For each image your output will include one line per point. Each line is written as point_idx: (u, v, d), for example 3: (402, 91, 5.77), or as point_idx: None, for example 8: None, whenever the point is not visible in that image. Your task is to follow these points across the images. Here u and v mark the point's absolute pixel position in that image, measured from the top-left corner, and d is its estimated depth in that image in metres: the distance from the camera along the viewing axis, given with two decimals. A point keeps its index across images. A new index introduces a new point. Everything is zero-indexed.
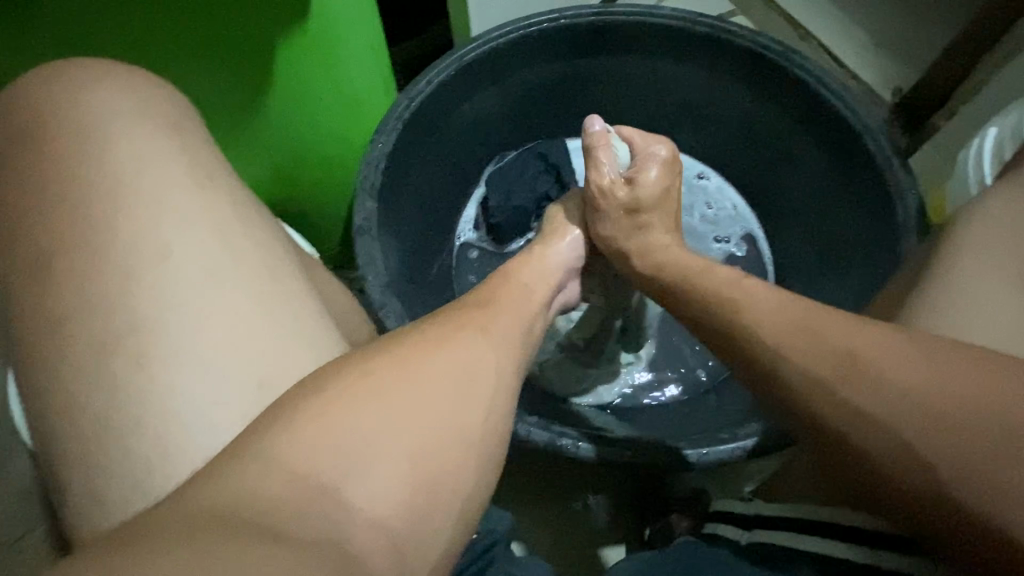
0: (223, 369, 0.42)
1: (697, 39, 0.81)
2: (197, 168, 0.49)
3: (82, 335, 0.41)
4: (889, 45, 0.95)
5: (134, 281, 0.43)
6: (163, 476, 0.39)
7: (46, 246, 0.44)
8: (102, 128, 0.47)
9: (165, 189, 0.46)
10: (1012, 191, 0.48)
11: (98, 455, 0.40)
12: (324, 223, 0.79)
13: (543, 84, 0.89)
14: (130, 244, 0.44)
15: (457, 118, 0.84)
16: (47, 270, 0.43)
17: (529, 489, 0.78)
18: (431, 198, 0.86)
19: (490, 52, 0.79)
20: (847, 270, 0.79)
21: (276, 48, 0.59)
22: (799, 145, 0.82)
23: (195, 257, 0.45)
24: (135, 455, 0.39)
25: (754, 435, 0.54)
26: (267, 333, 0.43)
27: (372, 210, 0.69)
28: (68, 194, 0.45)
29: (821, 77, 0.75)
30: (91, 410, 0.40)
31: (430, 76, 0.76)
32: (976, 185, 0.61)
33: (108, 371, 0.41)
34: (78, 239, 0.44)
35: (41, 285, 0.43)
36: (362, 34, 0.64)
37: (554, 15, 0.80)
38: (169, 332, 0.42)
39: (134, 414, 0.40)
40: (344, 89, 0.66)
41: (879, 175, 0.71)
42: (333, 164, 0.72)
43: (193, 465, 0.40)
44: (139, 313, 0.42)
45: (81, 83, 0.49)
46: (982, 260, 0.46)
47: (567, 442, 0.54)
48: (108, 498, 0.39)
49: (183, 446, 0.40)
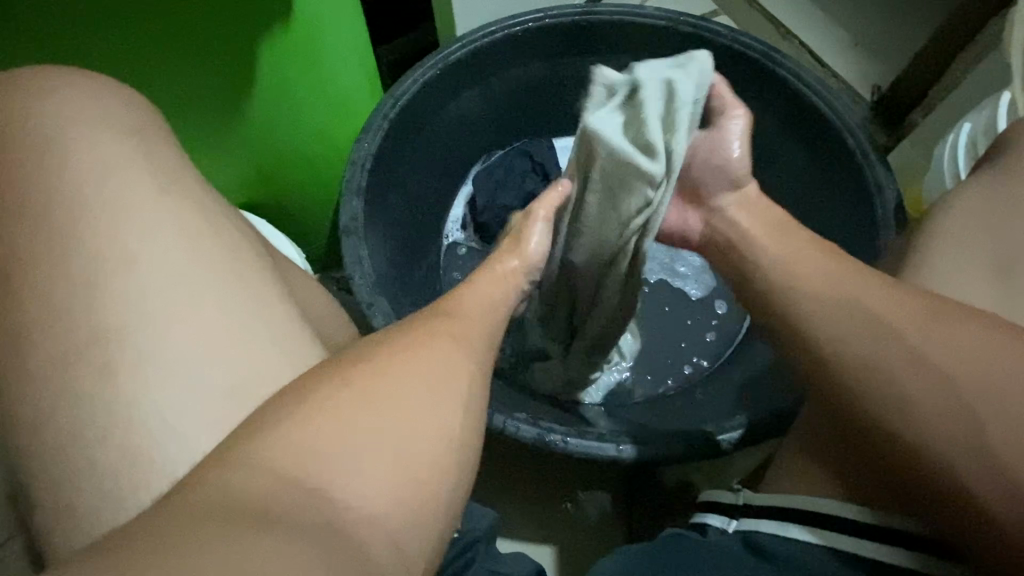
0: (189, 378, 0.41)
1: (678, 39, 0.82)
2: (162, 173, 0.48)
3: (41, 349, 0.40)
4: (868, 44, 0.97)
5: (97, 291, 0.42)
6: (130, 488, 0.38)
7: (17, 250, 0.43)
8: (78, 131, 0.47)
9: (143, 192, 0.46)
10: (988, 182, 0.49)
11: (61, 470, 0.38)
12: (309, 224, 0.78)
13: (529, 83, 0.89)
14: (93, 254, 0.43)
15: (444, 117, 0.84)
16: (11, 279, 0.42)
17: (519, 488, 0.78)
18: (419, 198, 0.86)
19: (476, 50, 0.80)
20: None
21: (258, 48, 0.59)
22: (780, 142, 0.83)
23: (170, 260, 0.44)
24: (101, 467, 0.38)
25: (740, 427, 0.55)
26: (235, 340, 0.43)
27: (358, 210, 0.69)
28: (43, 197, 0.44)
29: (800, 75, 0.77)
30: (53, 423, 0.39)
31: (416, 75, 0.77)
32: (951, 179, 0.62)
33: (71, 384, 0.40)
34: (45, 246, 0.43)
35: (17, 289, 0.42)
36: (346, 34, 0.64)
37: (539, 15, 0.81)
38: (132, 343, 0.41)
39: (96, 428, 0.39)
40: (328, 88, 0.66)
41: (859, 171, 0.73)
42: (316, 165, 0.72)
43: (163, 474, 0.39)
44: (115, 320, 0.42)
45: (47, 88, 0.48)
46: (961, 249, 0.47)
47: (556, 438, 0.54)
48: (81, 511, 0.38)
49: (149, 458, 0.39)
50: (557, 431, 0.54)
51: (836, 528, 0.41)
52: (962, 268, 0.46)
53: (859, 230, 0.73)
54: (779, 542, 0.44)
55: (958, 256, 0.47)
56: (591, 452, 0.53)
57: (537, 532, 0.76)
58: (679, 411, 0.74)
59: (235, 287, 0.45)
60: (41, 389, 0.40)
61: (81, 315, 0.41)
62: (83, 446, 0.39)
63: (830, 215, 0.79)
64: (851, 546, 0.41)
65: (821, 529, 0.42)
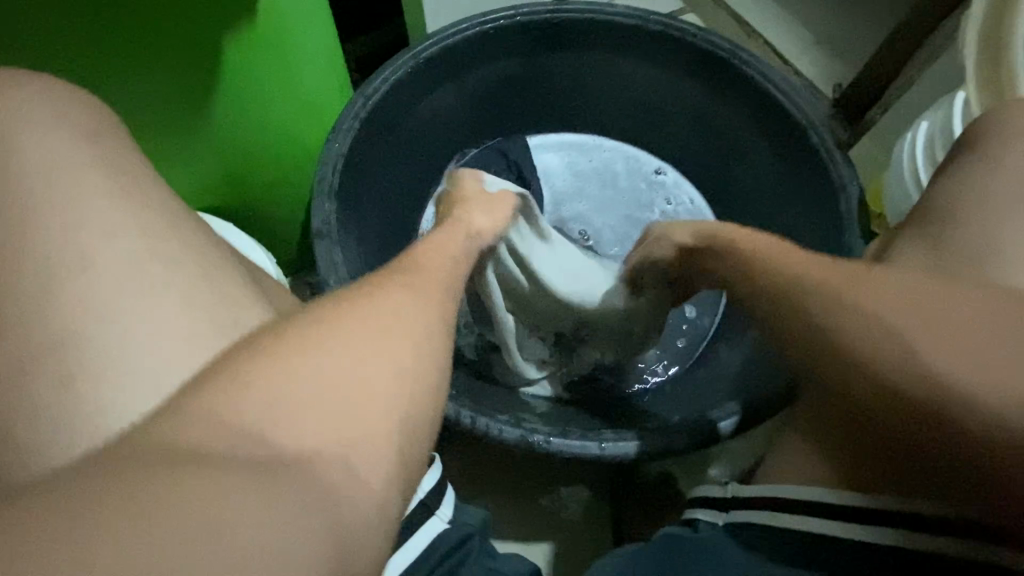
0: (161, 383, 0.40)
1: (648, 37, 0.83)
2: (129, 177, 0.46)
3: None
4: (828, 42, 1.00)
5: (56, 299, 0.40)
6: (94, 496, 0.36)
7: None
8: (27, 133, 0.44)
9: (100, 197, 0.44)
10: (950, 176, 0.51)
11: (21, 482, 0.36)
12: (279, 228, 0.77)
13: (500, 81, 0.88)
14: (51, 260, 0.41)
15: (415, 116, 0.83)
16: None
17: (502, 484, 0.78)
18: (391, 198, 0.85)
19: (446, 48, 0.79)
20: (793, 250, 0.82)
21: (223, 47, 0.56)
22: (748, 141, 0.85)
23: (133, 270, 0.42)
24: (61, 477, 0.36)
25: (732, 416, 0.56)
26: (211, 347, 0.42)
27: (330, 213, 0.67)
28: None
29: (765, 74, 0.78)
30: (12, 435, 0.37)
31: (386, 74, 0.75)
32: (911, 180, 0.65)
33: (31, 395, 0.38)
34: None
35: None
36: (314, 31, 0.62)
37: (509, 12, 0.80)
38: (99, 350, 0.39)
39: (60, 437, 0.37)
40: (296, 89, 0.64)
41: (824, 168, 0.75)
42: (285, 168, 0.70)
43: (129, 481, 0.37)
44: (72, 328, 0.39)
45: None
46: (924, 243, 0.48)
47: (539, 438, 0.54)
48: None
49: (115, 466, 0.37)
50: (540, 431, 0.54)
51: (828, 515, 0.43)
52: (927, 258, 0.48)
53: (819, 228, 0.76)
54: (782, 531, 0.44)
55: (921, 249, 0.48)
56: (575, 451, 0.54)
57: (520, 531, 0.76)
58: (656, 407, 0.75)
59: (200, 291, 0.43)
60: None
61: (32, 325, 0.39)
62: (39, 462, 0.37)
63: (793, 213, 0.81)
64: (830, 529, 0.42)
65: (799, 515, 0.44)
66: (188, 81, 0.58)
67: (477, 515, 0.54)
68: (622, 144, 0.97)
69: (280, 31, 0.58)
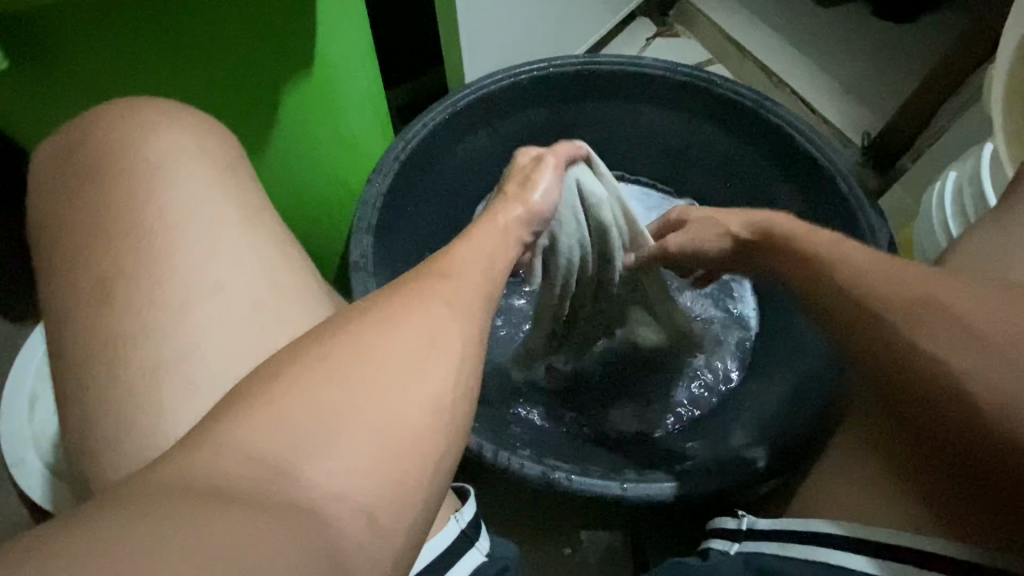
0: (205, 365, 0.42)
1: (678, 87, 0.84)
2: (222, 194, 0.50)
3: (77, 339, 0.42)
4: (858, 92, 1.02)
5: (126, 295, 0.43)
6: (143, 438, 0.39)
7: (64, 258, 0.44)
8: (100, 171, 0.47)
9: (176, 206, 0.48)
10: (997, 221, 0.49)
11: (89, 451, 0.40)
12: (320, 254, 0.79)
13: (531, 128, 0.90)
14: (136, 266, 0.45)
15: (451, 158, 0.85)
16: (57, 282, 0.44)
17: (523, 521, 0.74)
18: (423, 232, 0.86)
19: (484, 97, 0.82)
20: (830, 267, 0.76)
21: (285, 96, 0.61)
22: (777, 185, 0.84)
23: (210, 278, 0.45)
24: (113, 448, 0.39)
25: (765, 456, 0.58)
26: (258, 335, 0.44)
27: (368, 247, 0.70)
28: (92, 218, 0.45)
29: (792, 122, 0.78)
30: (85, 404, 0.41)
31: (425, 120, 0.78)
32: (942, 235, 0.67)
33: (104, 378, 0.41)
34: (88, 255, 0.44)
35: (56, 328, 0.43)
36: (354, 75, 0.66)
37: (543, 64, 0.83)
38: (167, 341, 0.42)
39: (117, 412, 0.40)
40: (342, 132, 0.69)
41: (851, 216, 0.73)
42: (331, 203, 0.74)
43: (186, 410, 0.40)
44: (152, 350, 0.42)
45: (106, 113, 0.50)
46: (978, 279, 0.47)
47: (561, 476, 0.56)
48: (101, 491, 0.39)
49: (168, 425, 0.40)
50: (562, 469, 0.57)
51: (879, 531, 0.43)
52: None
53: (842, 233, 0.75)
54: (784, 557, 0.46)
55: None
56: (596, 490, 0.56)
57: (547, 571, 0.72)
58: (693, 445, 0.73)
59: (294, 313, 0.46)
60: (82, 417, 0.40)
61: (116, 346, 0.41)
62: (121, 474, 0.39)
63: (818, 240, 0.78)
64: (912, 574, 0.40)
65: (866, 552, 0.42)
66: (256, 134, 0.63)
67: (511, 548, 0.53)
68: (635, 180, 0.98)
69: (328, 84, 0.64)
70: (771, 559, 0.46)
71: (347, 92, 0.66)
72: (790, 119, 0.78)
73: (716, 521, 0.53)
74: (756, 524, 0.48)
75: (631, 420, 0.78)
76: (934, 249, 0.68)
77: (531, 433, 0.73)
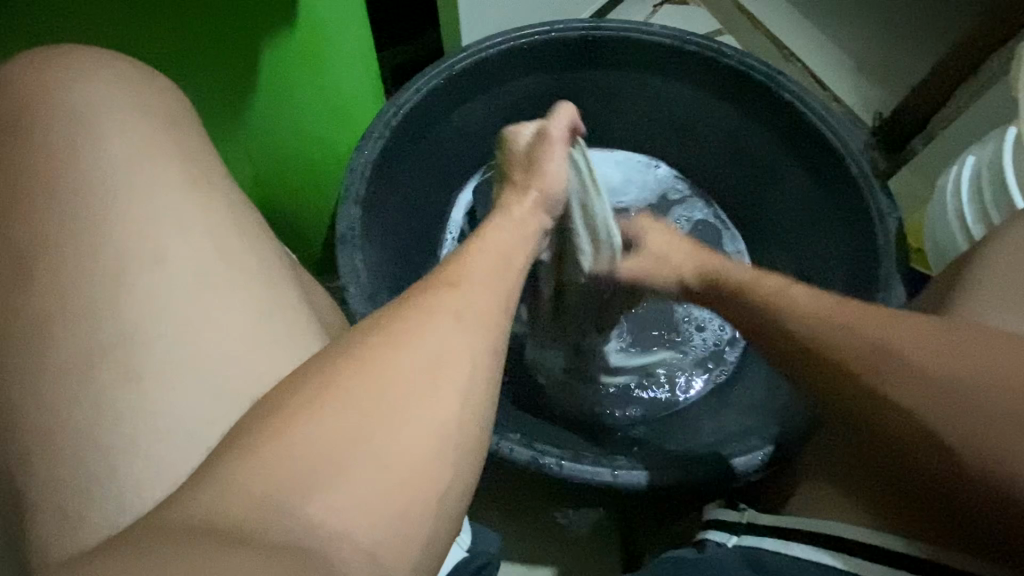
0: (178, 348, 0.40)
1: (686, 57, 0.79)
2: (193, 163, 0.46)
3: (35, 314, 0.39)
4: (871, 69, 0.97)
5: (88, 269, 0.40)
6: (111, 424, 0.37)
7: (23, 226, 0.41)
8: (62, 131, 0.44)
9: (145, 171, 0.44)
10: None
11: (48, 436, 0.37)
12: (306, 226, 0.76)
13: (530, 97, 0.86)
14: (99, 235, 0.41)
15: (446, 127, 0.81)
16: (14, 252, 0.41)
17: (509, 502, 0.73)
18: (415, 206, 0.83)
19: (481, 62, 0.77)
20: (829, 260, 0.77)
21: (266, 50, 0.58)
22: (786, 164, 0.81)
23: (187, 256, 0.42)
24: (77, 432, 0.37)
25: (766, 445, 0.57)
26: (237, 317, 0.42)
27: (356, 219, 0.67)
28: (53, 183, 0.42)
29: (804, 98, 0.74)
30: (44, 384, 0.38)
31: (419, 84, 0.73)
32: (959, 227, 0.65)
33: (67, 358, 0.38)
34: (50, 225, 0.41)
35: (9, 301, 0.40)
36: (348, 35, 0.62)
37: (545, 28, 0.78)
38: (138, 321, 0.40)
39: (81, 395, 0.38)
40: (330, 96, 0.65)
41: (860, 200, 0.71)
42: (318, 171, 0.71)
43: (154, 396, 0.38)
44: (116, 325, 0.39)
45: (69, 70, 0.46)
46: None
47: (551, 461, 0.55)
48: (64, 478, 0.36)
49: (136, 411, 0.38)
50: (551, 454, 0.56)
51: (863, 553, 0.41)
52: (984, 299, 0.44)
53: (854, 221, 0.72)
54: (777, 555, 0.44)
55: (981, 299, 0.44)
56: (585, 476, 0.55)
57: (533, 553, 0.71)
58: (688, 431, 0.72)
59: (268, 304, 0.43)
60: (34, 407, 0.37)
61: (79, 329, 0.39)
62: (89, 471, 0.36)
63: (832, 223, 0.76)
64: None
65: (837, 552, 0.42)
66: (239, 90, 0.61)
67: (495, 541, 0.52)
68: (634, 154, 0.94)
69: (313, 42, 0.59)
70: (775, 558, 0.44)
71: (338, 53, 0.62)
72: (803, 95, 0.75)
73: (710, 516, 0.52)
74: (758, 519, 0.47)
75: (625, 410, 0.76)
76: (954, 250, 0.66)
77: (525, 416, 0.72)
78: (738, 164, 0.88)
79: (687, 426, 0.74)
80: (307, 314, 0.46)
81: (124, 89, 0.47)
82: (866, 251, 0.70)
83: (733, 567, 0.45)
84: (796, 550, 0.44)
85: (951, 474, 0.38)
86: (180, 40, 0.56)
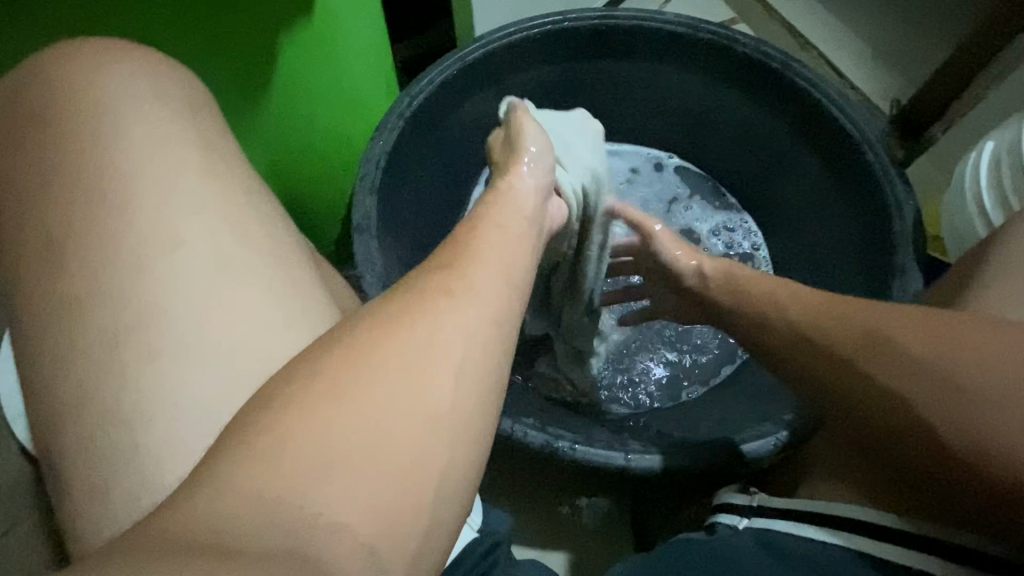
0: (199, 332, 0.41)
1: (699, 45, 0.79)
2: (210, 154, 0.48)
3: (62, 301, 0.41)
4: (889, 55, 0.96)
5: (111, 257, 0.42)
6: (136, 406, 0.39)
7: (50, 217, 0.43)
8: (87, 124, 0.45)
9: (167, 162, 0.45)
10: None
11: (76, 417, 0.39)
12: (323, 218, 0.78)
13: (543, 87, 0.86)
14: (120, 224, 0.43)
15: (458, 118, 0.81)
16: (42, 244, 0.42)
17: (521, 489, 0.74)
18: (430, 195, 0.84)
19: (493, 52, 0.77)
20: (847, 250, 0.76)
21: (281, 41, 0.59)
22: (799, 152, 0.80)
23: (207, 242, 0.44)
24: (104, 413, 0.38)
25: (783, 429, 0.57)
26: (260, 304, 0.43)
27: (371, 208, 0.68)
28: (79, 177, 0.43)
29: (820, 84, 0.74)
30: (72, 366, 0.39)
31: (433, 75, 0.74)
32: (978, 215, 0.64)
33: (91, 341, 0.40)
34: (76, 217, 0.42)
35: (37, 286, 0.41)
36: (364, 25, 0.62)
37: (558, 18, 0.78)
38: (160, 305, 0.41)
39: (106, 376, 0.39)
40: (346, 86, 0.66)
41: (877, 187, 0.70)
42: (333, 161, 0.72)
43: (177, 377, 0.39)
44: (141, 308, 0.41)
45: (90, 66, 0.47)
46: None
47: (564, 445, 0.56)
48: (93, 458, 0.38)
49: (160, 391, 0.39)
50: (565, 438, 0.56)
51: (883, 537, 0.41)
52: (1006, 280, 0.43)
53: (871, 209, 0.71)
54: (791, 539, 0.45)
55: None
56: (599, 459, 0.56)
57: (545, 539, 0.72)
58: (706, 416, 0.72)
59: (280, 288, 0.44)
60: (64, 384, 0.39)
61: (103, 310, 0.40)
62: (116, 449, 0.38)
63: (849, 209, 0.75)
64: (904, 559, 0.40)
65: (843, 531, 0.43)
66: (257, 80, 0.61)
67: (505, 521, 0.53)
68: (645, 146, 0.94)
69: (328, 33, 0.60)
70: (787, 539, 0.45)
71: (353, 42, 0.62)
72: (817, 81, 0.74)
73: (719, 501, 0.53)
74: (768, 503, 0.48)
75: (637, 399, 0.78)
76: (973, 237, 0.65)
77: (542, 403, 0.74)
78: (750, 154, 0.87)
79: (703, 412, 0.74)
80: (322, 298, 0.47)
81: (144, 80, 0.48)
82: (881, 237, 0.70)
83: (747, 548, 0.45)
84: (808, 535, 0.44)
85: (947, 460, 0.38)
86: (197, 34, 0.57)
